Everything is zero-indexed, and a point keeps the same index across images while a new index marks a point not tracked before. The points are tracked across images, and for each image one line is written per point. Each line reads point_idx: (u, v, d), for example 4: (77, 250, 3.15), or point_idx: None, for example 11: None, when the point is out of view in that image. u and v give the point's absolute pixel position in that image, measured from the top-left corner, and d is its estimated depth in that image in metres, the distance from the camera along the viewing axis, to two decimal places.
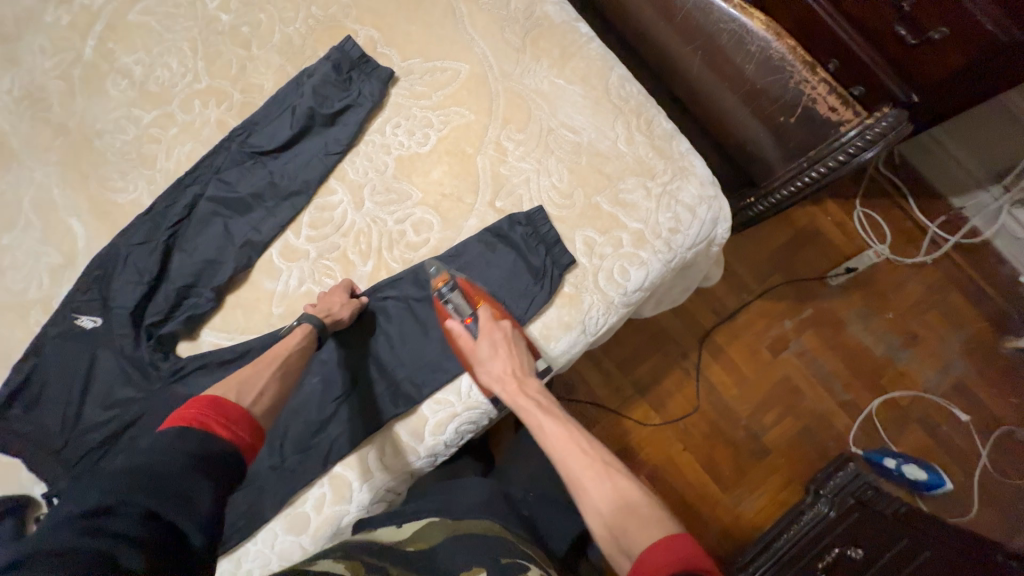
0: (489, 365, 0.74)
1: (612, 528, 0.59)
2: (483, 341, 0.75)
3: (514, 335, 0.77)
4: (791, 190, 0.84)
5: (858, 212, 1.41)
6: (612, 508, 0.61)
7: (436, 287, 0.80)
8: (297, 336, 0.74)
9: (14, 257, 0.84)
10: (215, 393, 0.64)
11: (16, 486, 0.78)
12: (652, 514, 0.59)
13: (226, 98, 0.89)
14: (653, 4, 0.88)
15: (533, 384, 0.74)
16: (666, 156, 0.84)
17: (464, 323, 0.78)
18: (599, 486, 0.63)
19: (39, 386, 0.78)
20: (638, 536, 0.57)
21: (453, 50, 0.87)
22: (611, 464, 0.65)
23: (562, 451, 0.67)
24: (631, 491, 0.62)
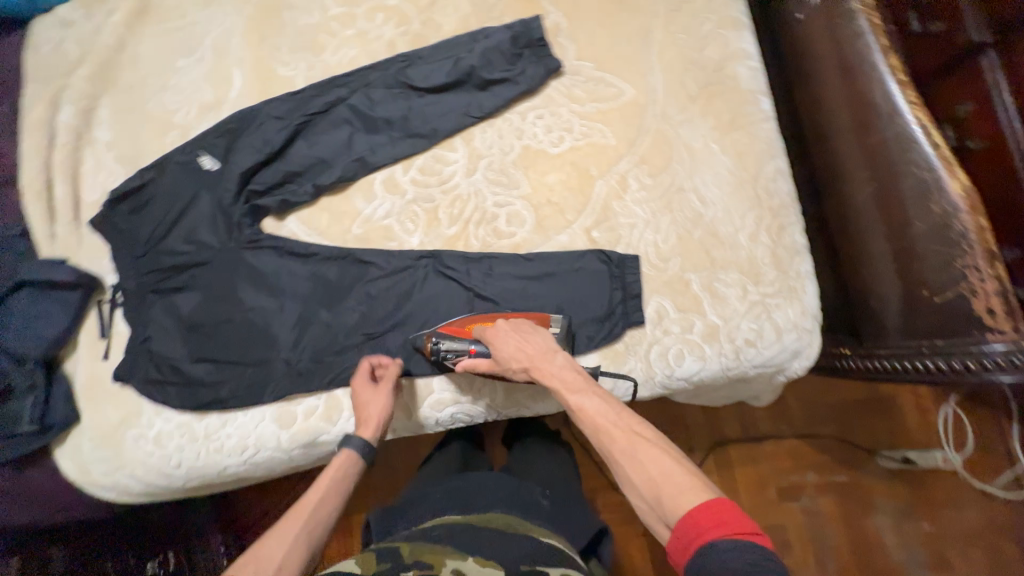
0: (512, 357, 0.70)
1: (648, 500, 0.54)
2: (497, 346, 0.71)
3: (516, 326, 0.74)
4: (885, 366, 0.80)
5: (948, 410, 1.23)
6: (644, 479, 0.55)
7: (428, 348, 0.77)
8: (347, 473, 0.72)
9: (179, 81, 0.94)
10: (233, 571, 0.58)
11: (96, 267, 0.90)
12: (691, 481, 0.53)
13: (406, 23, 0.92)
14: (850, 113, 0.80)
15: (562, 360, 0.69)
16: (781, 268, 0.79)
17: (474, 354, 0.74)
18: (634, 460, 0.56)
19: (148, 196, 0.87)
20: (675, 503, 0.51)
21: (626, 71, 0.86)
22: (640, 434, 0.59)
23: (594, 427, 0.61)
24: (666, 456, 0.56)
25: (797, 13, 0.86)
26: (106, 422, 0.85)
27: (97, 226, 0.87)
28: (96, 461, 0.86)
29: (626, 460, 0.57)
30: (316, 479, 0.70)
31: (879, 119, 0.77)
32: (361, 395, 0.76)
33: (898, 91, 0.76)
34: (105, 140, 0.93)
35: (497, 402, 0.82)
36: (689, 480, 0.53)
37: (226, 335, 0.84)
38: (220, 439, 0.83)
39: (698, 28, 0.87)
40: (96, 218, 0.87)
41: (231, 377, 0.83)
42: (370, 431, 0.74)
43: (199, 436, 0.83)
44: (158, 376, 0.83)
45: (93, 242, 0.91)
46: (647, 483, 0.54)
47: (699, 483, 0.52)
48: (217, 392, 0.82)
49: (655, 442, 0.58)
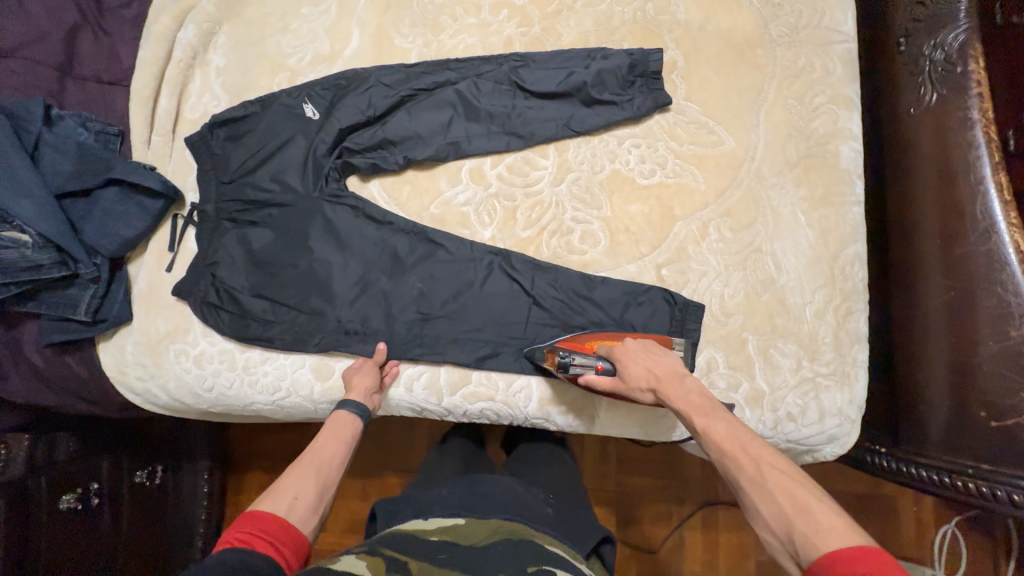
0: (637, 371, 0.71)
1: (779, 535, 0.53)
2: (624, 360, 0.73)
3: (645, 346, 0.75)
4: (922, 475, 0.80)
5: (947, 528, 1.18)
6: (776, 512, 0.53)
7: (552, 359, 0.77)
8: (347, 423, 0.76)
9: (300, 27, 0.96)
10: (256, 507, 0.62)
11: (180, 183, 0.93)
12: (829, 517, 0.51)
13: (527, 24, 0.94)
14: (942, 218, 0.80)
15: (692, 385, 0.68)
16: (839, 352, 0.79)
17: (600, 370, 0.75)
18: (763, 490, 0.55)
19: (247, 128, 0.90)
20: (813, 541, 0.49)
21: (732, 123, 0.86)
22: (771, 465, 0.57)
23: (719, 451, 0.61)
24: (802, 491, 0.54)
25: (911, 107, 0.86)
26: (153, 330, 0.88)
27: (191, 147, 0.89)
28: (134, 364, 0.89)
29: (753, 489, 0.56)
30: (317, 436, 0.74)
31: (971, 232, 0.77)
32: (348, 369, 0.83)
33: (998, 210, 0.75)
34: (216, 65, 0.96)
35: (527, 410, 0.84)
36: (830, 522, 0.50)
37: (288, 279, 0.86)
38: (257, 374, 0.85)
39: (812, 97, 0.86)
40: (194, 138, 0.89)
41: (285, 320, 0.85)
42: (359, 394, 0.79)
43: (238, 367, 0.86)
44: (216, 301, 0.85)
45: (183, 158, 0.94)
46: (779, 518, 0.53)
47: (843, 525, 0.50)
48: (267, 330, 0.85)
49: (791, 476, 0.56)
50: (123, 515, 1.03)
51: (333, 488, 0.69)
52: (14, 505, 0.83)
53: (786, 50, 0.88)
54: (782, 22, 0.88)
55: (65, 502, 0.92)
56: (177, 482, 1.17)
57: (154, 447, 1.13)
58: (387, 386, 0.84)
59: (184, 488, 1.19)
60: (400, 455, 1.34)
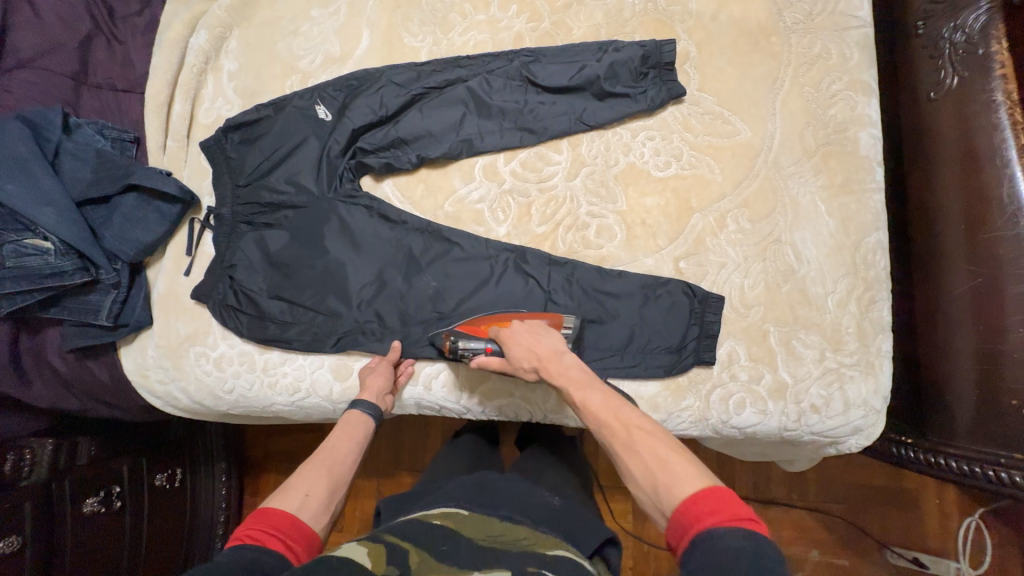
0: (517, 351, 0.73)
1: (646, 488, 0.56)
2: (506, 341, 0.75)
3: (529, 326, 0.76)
4: (954, 466, 0.78)
5: (971, 522, 1.15)
6: (641, 469, 0.57)
7: (445, 345, 0.79)
8: (357, 424, 0.75)
9: (310, 29, 0.97)
10: (268, 504, 0.62)
11: (196, 187, 0.93)
12: (686, 466, 0.55)
13: (537, 19, 0.93)
14: (966, 204, 0.78)
15: (570, 360, 0.72)
16: (863, 342, 0.78)
17: (489, 352, 0.77)
18: (631, 450, 0.59)
19: (261, 131, 0.90)
20: (671, 489, 0.54)
21: (748, 113, 0.85)
22: (637, 426, 0.61)
23: (595, 421, 0.64)
24: (661, 445, 0.58)
25: (931, 91, 0.84)
26: (174, 334, 0.88)
27: (206, 151, 0.90)
28: (155, 367, 0.90)
29: (623, 450, 0.60)
30: (331, 434, 0.74)
31: (998, 217, 0.75)
32: (363, 367, 0.83)
33: None
34: (229, 69, 0.97)
35: (546, 406, 0.83)
36: (686, 469, 0.55)
37: (304, 280, 0.86)
38: (276, 375, 0.86)
39: (828, 83, 0.85)
40: (208, 142, 0.90)
41: (302, 320, 0.86)
42: (371, 394, 0.78)
43: (257, 368, 0.86)
44: (234, 303, 0.86)
45: (198, 163, 0.94)
46: (643, 473, 0.57)
47: (695, 470, 0.55)
48: (286, 332, 0.85)
49: (650, 433, 0.61)
50: (144, 517, 1.04)
51: (344, 488, 0.69)
52: (39, 506, 0.86)
53: (801, 37, 0.86)
54: (796, 9, 0.87)
55: (88, 505, 0.93)
56: (195, 486, 1.18)
57: (173, 451, 1.14)
58: (401, 385, 0.84)
59: (202, 493, 1.19)
60: (414, 455, 1.34)
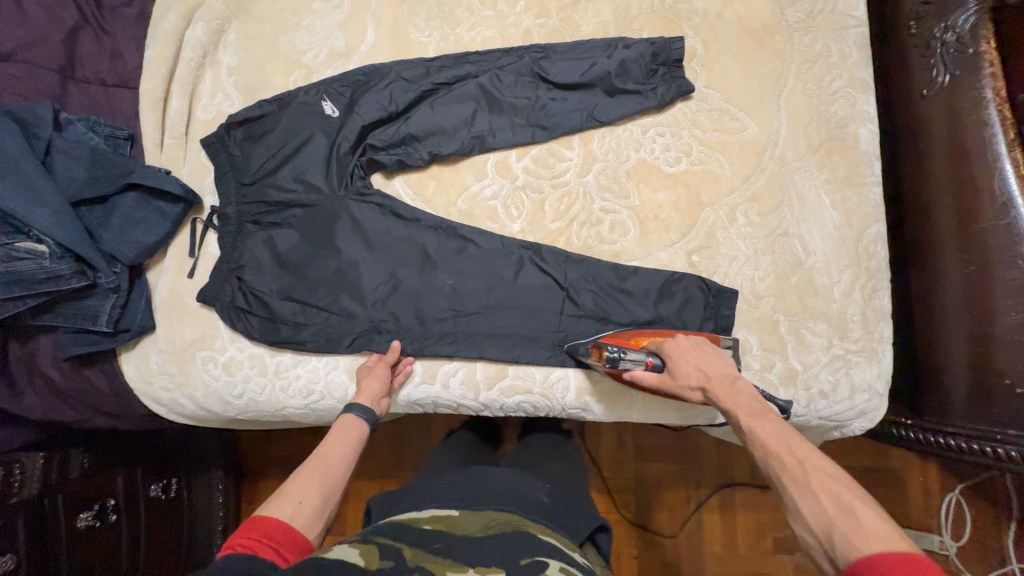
0: (690, 368, 0.71)
1: (819, 536, 0.52)
2: (677, 357, 0.73)
3: (697, 344, 0.75)
4: (954, 444, 0.82)
5: (952, 497, 1.19)
6: (816, 511, 0.54)
7: (602, 351, 0.75)
8: (352, 428, 0.74)
9: (312, 23, 0.94)
10: (261, 512, 0.60)
11: (197, 186, 0.90)
12: (876, 523, 0.50)
13: (545, 16, 0.93)
14: (958, 195, 0.82)
15: (743, 386, 0.69)
16: (868, 329, 0.81)
17: (648, 365, 0.74)
18: (807, 491, 0.55)
19: (265, 128, 0.88)
20: (854, 543, 0.49)
21: (754, 109, 0.87)
22: (816, 466, 0.57)
23: (766, 451, 0.61)
24: (847, 493, 0.53)
25: (924, 88, 0.88)
26: (179, 339, 0.86)
27: (207, 148, 0.87)
28: (159, 373, 0.87)
29: (796, 490, 0.56)
30: (326, 438, 0.72)
31: (989, 208, 0.79)
32: (360, 369, 0.81)
33: (1015, 185, 0.78)
34: (228, 64, 0.94)
35: (565, 401, 0.84)
36: (879, 528, 0.49)
37: (316, 279, 0.85)
38: (289, 378, 0.84)
39: (830, 81, 0.88)
40: (212, 139, 0.87)
41: (316, 321, 0.84)
42: (366, 399, 0.77)
43: (269, 371, 0.84)
44: (244, 304, 0.84)
45: (198, 161, 0.91)
46: (819, 518, 0.53)
47: (886, 530, 0.49)
48: (298, 333, 0.84)
49: (835, 479, 0.55)
50: (141, 527, 1.00)
51: (339, 492, 0.67)
52: (33, 524, 0.82)
53: (803, 36, 0.89)
54: (798, 8, 0.90)
55: (81, 520, 0.89)
56: (192, 495, 1.13)
57: (169, 461, 1.10)
58: (399, 385, 0.84)
59: (199, 499, 1.15)
60: (416, 454, 1.32)
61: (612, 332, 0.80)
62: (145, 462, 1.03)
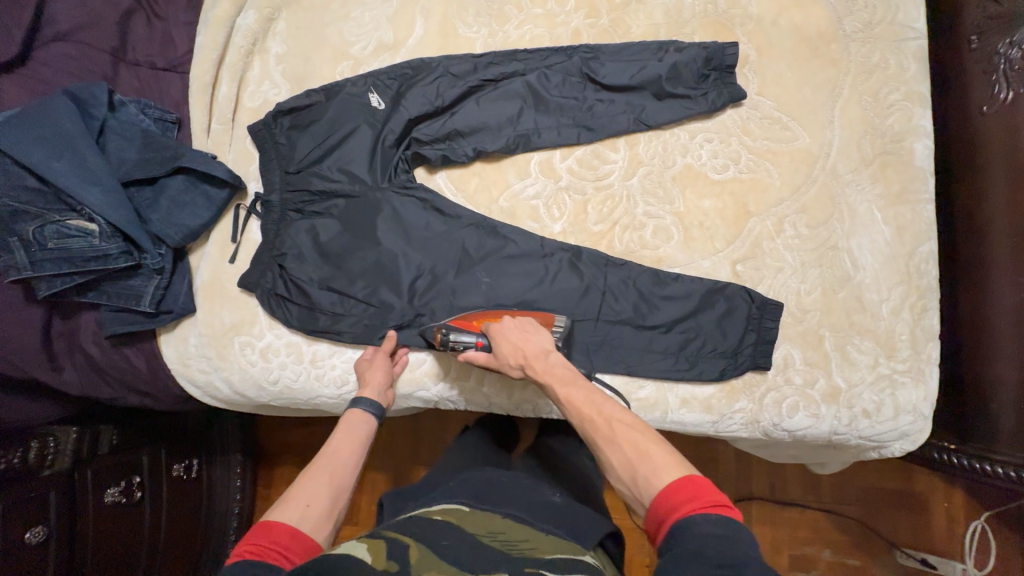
0: (505, 347, 0.72)
1: (627, 481, 0.56)
2: (497, 338, 0.73)
3: (521, 323, 0.75)
4: (999, 472, 0.80)
5: (977, 525, 1.12)
6: (623, 460, 0.56)
7: (435, 335, 0.78)
8: (359, 424, 0.72)
9: (362, 15, 0.94)
10: (270, 516, 0.57)
11: (242, 173, 0.91)
12: (665, 455, 0.55)
13: (596, 16, 0.92)
14: (1014, 216, 0.80)
15: (556, 359, 0.70)
16: (916, 349, 0.79)
17: (476, 347, 0.75)
18: (612, 443, 0.58)
19: (311, 117, 0.88)
20: (652, 480, 0.53)
21: (807, 119, 0.86)
22: (619, 420, 0.60)
23: (581, 416, 0.62)
24: (643, 438, 0.57)
25: (985, 105, 0.85)
26: (219, 323, 0.87)
27: (254, 136, 0.87)
28: (198, 356, 0.88)
29: (604, 444, 0.59)
30: (332, 435, 0.69)
31: None
32: (361, 362, 0.81)
33: None
34: (276, 52, 0.94)
35: None
36: (666, 458, 0.55)
37: (355, 270, 0.85)
38: (324, 367, 0.85)
39: (885, 93, 0.85)
40: (259, 125, 0.87)
41: (353, 312, 0.84)
42: (372, 390, 0.77)
43: (306, 360, 0.85)
44: (284, 293, 0.84)
45: (244, 148, 0.92)
46: (625, 466, 0.56)
47: (673, 460, 0.54)
48: (336, 323, 0.84)
49: (632, 426, 0.59)
50: (163, 508, 0.99)
51: (348, 492, 0.64)
52: (63, 497, 0.82)
53: (860, 46, 0.87)
54: (856, 17, 0.88)
55: (109, 495, 0.88)
56: (211, 476, 1.13)
57: (192, 442, 1.09)
58: (398, 375, 0.84)
59: (218, 482, 1.14)
60: (429, 448, 1.31)
61: (459, 315, 0.81)
62: (166, 441, 1.02)
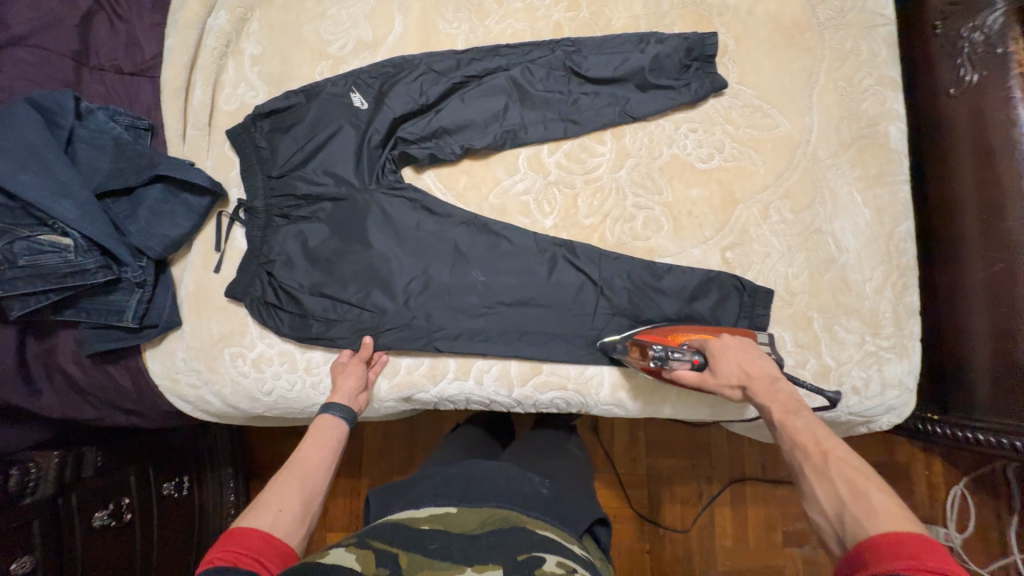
0: (732, 366, 0.69)
1: (831, 517, 0.54)
2: (720, 357, 0.70)
3: (741, 344, 0.72)
4: (977, 438, 0.83)
5: (957, 489, 1.17)
6: (832, 496, 0.55)
7: (641, 351, 0.73)
8: (329, 428, 0.71)
9: (338, 14, 0.92)
10: (238, 524, 0.56)
11: (222, 179, 0.88)
12: (888, 505, 0.51)
13: (576, 9, 0.92)
14: (984, 194, 0.83)
15: (783, 386, 0.67)
16: (898, 325, 0.82)
17: (689, 364, 0.71)
18: (826, 477, 0.56)
19: (292, 119, 0.86)
20: (868, 522, 0.51)
21: (786, 106, 0.88)
22: (838, 456, 0.57)
23: (793, 442, 0.61)
24: (865, 481, 0.54)
25: (952, 88, 0.88)
26: (207, 334, 0.84)
27: (232, 141, 0.85)
28: (186, 370, 0.85)
29: (814, 475, 0.57)
30: (302, 442, 0.68)
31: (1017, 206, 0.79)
32: (334, 367, 0.80)
33: None
34: (251, 54, 0.91)
35: (599, 397, 0.83)
36: (889, 508, 0.51)
37: (346, 274, 0.83)
38: (319, 374, 0.83)
39: (860, 79, 0.88)
40: (237, 130, 0.85)
41: (347, 317, 0.83)
42: (342, 396, 0.76)
43: (299, 368, 0.83)
44: (273, 300, 0.82)
45: (222, 153, 0.89)
46: (833, 502, 0.54)
47: (899, 514, 0.50)
48: (329, 329, 0.82)
49: (855, 466, 0.56)
50: (154, 527, 0.95)
51: (321, 498, 0.63)
52: (48, 526, 0.78)
53: (834, 33, 0.89)
54: (829, 5, 0.90)
55: (97, 519, 0.85)
56: (203, 492, 1.09)
57: (182, 459, 1.06)
58: (375, 379, 0.83)
59: (210, 498, 1.11)
60: (425, 449, 1.30)
61: (653, 328, 0.78)
62: (153, 459, 0.99)
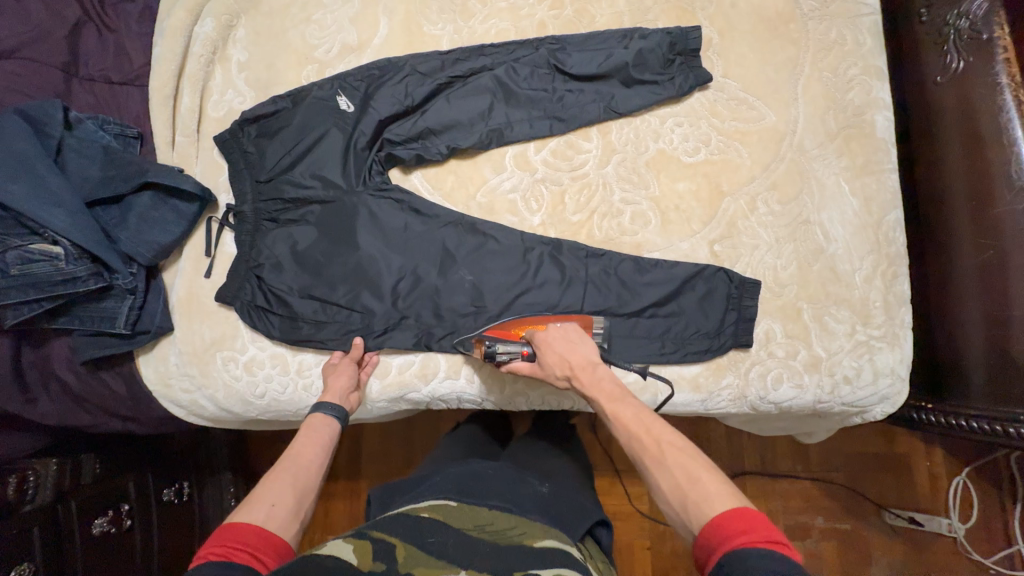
0: (556, 358, 0.74)
1: (675, 507, 0.55)
2: (546, 348, 0.75)
3: (567, 333, 0.77)
4: (978, 427, 0.81)
5: (959, 480, 1.16)
6: (672, 486, 0.56)
7: (481, 347, 0.77)
8: (322, 426, 0.71)
9: (323, 18, 0.93)
10: (233, 518, 0.56)
11: (211, 185, 0.89)
12: (721, 483, 0.54)
13: (559, 7, 0.92)
14: (972, 182, 0.82)
15: (604, 372, 0.72)
16: (889, 315, 0.82)
17: (522, 356, 0.76)
18: (662, 466, 0.57)
19: (279, 123, 0.86)
20: (703, 505, 0.52)
21: (772, 98, 0.88)
22: (669, 442, 0.59)
23: (623, 431, 0.63)
24: (695, 464, 0.56)
25: (938, 75, 0.87)
26: (199, 339, 0.85)
27: (220, 147, 0.86)
28: (179, 375, 0.86)
29: (653, 465, 0.58)
30: (294, 439, 0.68)
31: (1006, 192, 0.79)
32: (326, 369, 0.81)
33: None
34: (238, 60, 0.92)
35: None
36: (721, 490, 0.53)
37: (335, 276, 0.84)
38: (311, 376, 0.84)
39: (845, 69, 0.88)
40: (225, 135, 0.85)
41: (337, 319, 0.84)
42: (333, 396, 0.76)
43: (291, 371, 0.84)
44: (264, 303, 0.83)
45: (212, 160, 0.90)
46: (673, 490, 0.55)
47: (729, 493, 0.53)
48: (319, 331, 0.83)
49: (682, 449, 0.58)
50: (153, 532, 0.96)
51: (314, 494, 0.63)
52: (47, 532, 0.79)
53: (818, 24, 0.89)
54: None
55: (97, 526, 0.85)
56: (202, 496, 1.10)
57: (180, 464, 1.06)
58: (366, 380, 0.83)
59: (209, 502, 1.11)
60: (424, 450, 1.30)
61: (499, 323, 0.81)
62: (151, 463, 1.00)
